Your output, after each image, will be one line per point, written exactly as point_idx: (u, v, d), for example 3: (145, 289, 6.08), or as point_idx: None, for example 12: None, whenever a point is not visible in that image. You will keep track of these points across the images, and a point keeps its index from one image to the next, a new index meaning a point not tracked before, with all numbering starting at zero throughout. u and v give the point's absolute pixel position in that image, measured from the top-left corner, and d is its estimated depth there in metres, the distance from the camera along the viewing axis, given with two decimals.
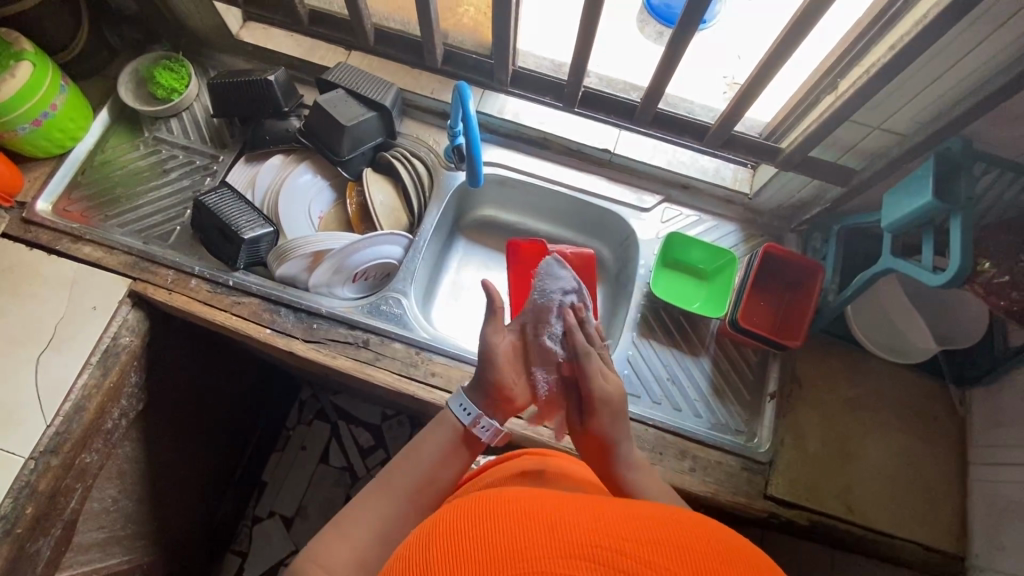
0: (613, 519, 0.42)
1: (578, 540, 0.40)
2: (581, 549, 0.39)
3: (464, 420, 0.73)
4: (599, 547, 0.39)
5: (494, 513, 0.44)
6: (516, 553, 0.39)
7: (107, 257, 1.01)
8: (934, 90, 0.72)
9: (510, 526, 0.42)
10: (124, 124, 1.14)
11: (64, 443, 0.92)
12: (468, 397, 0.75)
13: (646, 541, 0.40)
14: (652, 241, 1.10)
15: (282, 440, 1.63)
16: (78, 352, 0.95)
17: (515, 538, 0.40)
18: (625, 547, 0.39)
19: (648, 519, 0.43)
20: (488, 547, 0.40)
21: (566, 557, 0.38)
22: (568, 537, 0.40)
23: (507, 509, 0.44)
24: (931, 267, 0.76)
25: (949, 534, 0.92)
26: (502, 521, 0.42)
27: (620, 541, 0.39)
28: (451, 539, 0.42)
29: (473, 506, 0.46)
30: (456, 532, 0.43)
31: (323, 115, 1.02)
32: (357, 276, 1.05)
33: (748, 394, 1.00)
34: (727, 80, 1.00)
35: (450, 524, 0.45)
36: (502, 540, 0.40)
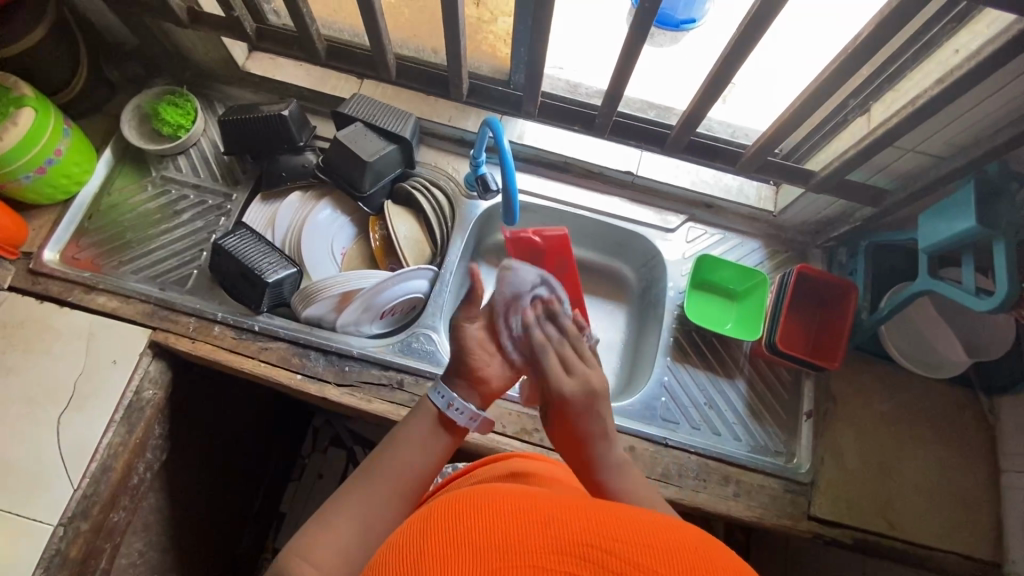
0: (607, 520, 0.42)
1: (570, 537, 0.40)
2: (575, 547, 0.39)
3: (439, 404, 0.72)
4: (592, 546, 0.39)
5: (488, 505, 0.44)
6: (509, 546, 0.39)
7: (123, 306, 0.97)
8: (975, 117, 0.72)
9: (506, 520, 0.41)
10: (129, 163, 1.10)
11: (93, 506, 0.89)
12: (443, 382, 0.74)
13: (639, 544, 0.40)
14: (679, 262, 1.09)
15: (298, 470, 1.58)
16: (101, 409, 0.91)
17: (508, 530, 0.40)
18: (616, 547, 0.39)
19: (640, 521, 0.43)
20: (483, 536, 0.40)
21: (559, 555, 0.39)
22: (563, 534, 0.40)
23: (504, 505, 0.44)
24: (974, 291, 0.77)
25: (990, 545, 0.93)
26: (497, 515, 0.42)
27: (613, 542, 0.40)
28: (443, 525, 0.42)
29: (469, 495, 0.46)
30: (449, 519, 0.43)
31: (343, 150, 0.99)
32: (385, 313, 1.03)
33: (784, 414, 1.01)
34: None
35: (443, 511, 0.45)
36: (497, 532, 0.40)
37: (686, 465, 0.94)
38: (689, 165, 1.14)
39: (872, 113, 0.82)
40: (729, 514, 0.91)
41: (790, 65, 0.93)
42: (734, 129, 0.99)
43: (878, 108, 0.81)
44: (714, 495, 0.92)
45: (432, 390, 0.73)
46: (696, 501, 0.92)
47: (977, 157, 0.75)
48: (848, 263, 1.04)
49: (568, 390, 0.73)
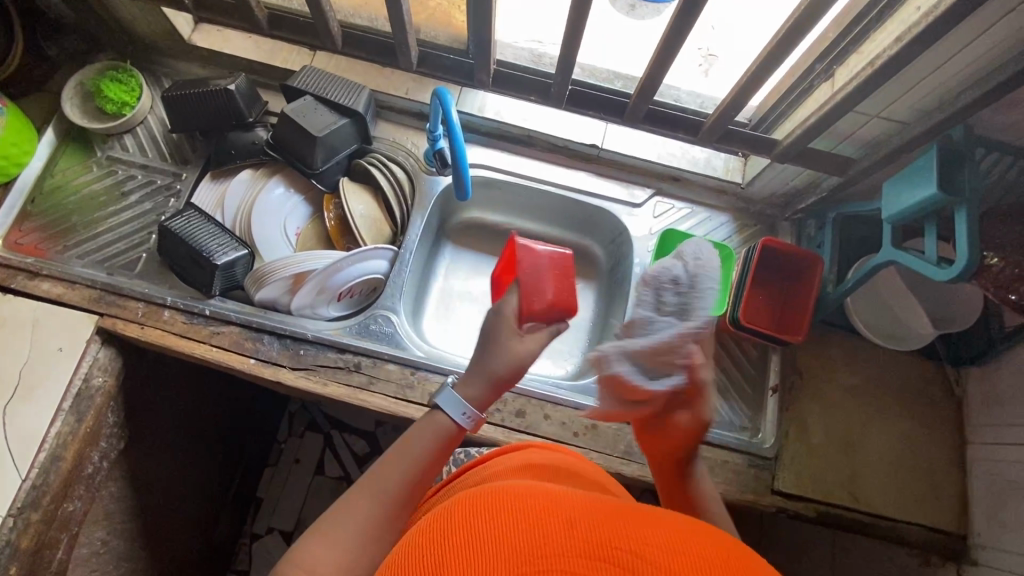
0: (631, 520, 0.42)
1: (595, 539, 0.39)
2: (603, 551, 0.38)
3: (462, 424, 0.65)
4: (620, 549, 0.38)
5: (506, 504, 0.43)
6: (534, 547, 0.38)
7: (68, 292, 0.94)
8: (936, 79, 0.69)
9: (532, 518, 0.41)
10: (73, 143, 1.05)
11: (43, 497, 0.87)
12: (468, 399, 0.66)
13: (667, 546, 0.39)
14: (645, 238, 1.07)
15: (274, 453, 1.57)
16: (48, 397, 0.89)
17: (533, 530, 0.40)
18: (646, 550, 0.38)
19: (663, 524, 0.43)
20: (504, 537, 0.39)
21: (584, 558, 0.38)
22: (586, 536, 0.39)
23: (526, 503, 0.43)
24: (936, 260, 0.75)
25: (952, 516, 0.93)
26: (520, 514, 0.41)
27: (639, 544, 0.39)
28: (466, 522, 0.42)
29: (491, 493, 0.46)
30: (476, 517, 0.42)
31: (292, 125, 0.95)
32: (343, 294, 1.00)
33: (750, 389, 1.00)
34: (701, 51, 0.90)
35: (466, 505, 0.44)
36: (523, 532, 0.40)
37: None
38: (656, 137, 1.10)
39: (835, 78, 0.79)
40: None
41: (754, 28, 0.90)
42: (701, 100, 0.95)
43: (841, 72, 0.78)
44: None
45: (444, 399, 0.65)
46: None
47: (940, 122, 0.72)
48: (817, 235, 1.01)
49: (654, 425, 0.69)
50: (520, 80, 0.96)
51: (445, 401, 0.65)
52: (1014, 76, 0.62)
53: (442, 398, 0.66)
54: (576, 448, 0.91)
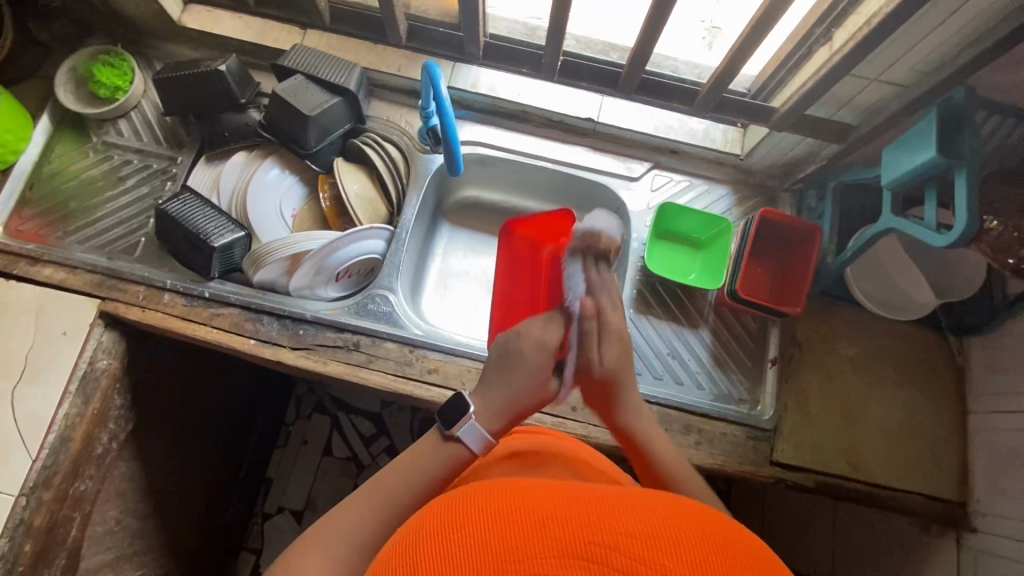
0: (605, 507, 0.40)
1: (568, 534, 0.37)
2: (577, 547, 0.36)
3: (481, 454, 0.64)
4: (593, 543, 0.36)
5: (480, 507, 0.42)
6: (505, 555, 0.37)
7: (70, 277, 0.95)
8: (933, 40, 0.68)
9: (501, 522, 0.39)
10: (69, 129, 1.05)
11: (54, 477, 0.89)
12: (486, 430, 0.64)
13: (641, 533, 0.37)
14: (643, 213, 1.06)
15: (282, 435, 1.59)
16: (54, 381, 0.90)
17: (504, 538, 0.38)
18: (620, 541, 0.36)
19: (640, 506, 0.41)
20: (476, 548, 0.38)
21: (557, 557, 0.36)
22: (560, 531, 0.37)
23: (501, 503, 0.41)
24: (935, 226, 0.73)
25: (952, 484, 0.93)
26: (492, 515, 0.40)
27: (614, 535, 0.37)
28: (436, 537, 0.40)
29: (462, 499, 0.44)
30: (446, 526, 0.41)
31: (284, 105, 0.94)
32: (340, 275, 1.01)
33: (749, 360, 1.00)
34: (705, 24, 0.86)
35: (439, 517, 0.42)
36: (491, 540, 0.38)
37: None
38: (654, 109, 1.09)
39: (833, 41, 0.78)
40: (692, 462, 0.91)
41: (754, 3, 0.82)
42: (696, 68, 0.94)
43: (840, 34, 0.76)
44: (676, 444, 0.92)
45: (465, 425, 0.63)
46: None
47: (940, 82, 0.70)
48: (817, 206, 1.00)
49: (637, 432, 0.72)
50: (512, 54, 0.94)
51: (467, 433, 0.63)
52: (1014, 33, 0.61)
53: (463, 428, 0.63)
54: (575, 423, 0.92)
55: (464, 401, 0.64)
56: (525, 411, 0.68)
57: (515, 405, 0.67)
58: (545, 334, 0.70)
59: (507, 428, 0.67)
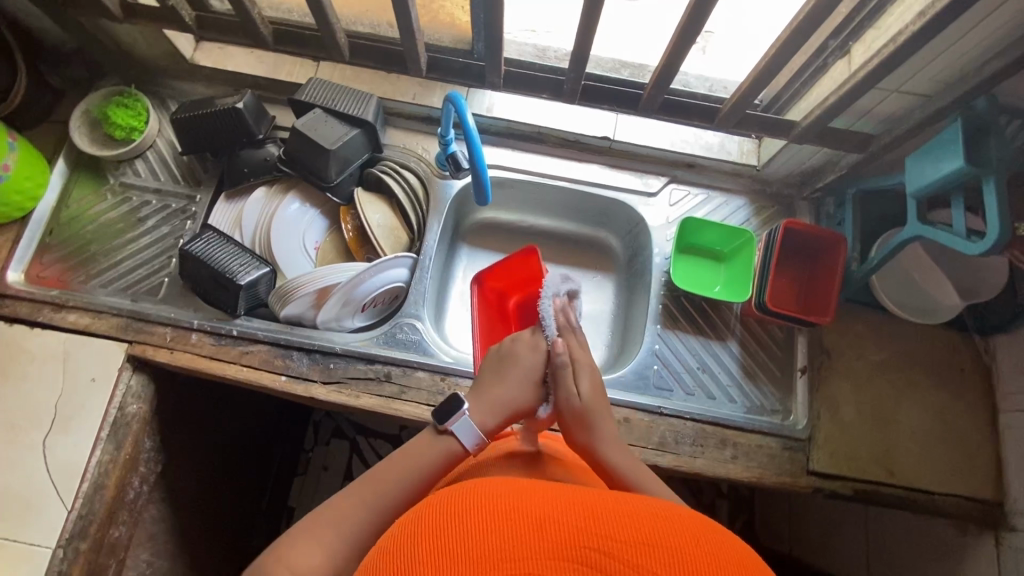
0: (603, 513, 0.41)
1: (565, 538, 0.39)
2: (571, 550, 0.38)
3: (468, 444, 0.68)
4: (589, 548, 0.38)
5: (481, 504, 0.43)
6: (504, 555, 0.38)
7: (95, 322, 0.94)
8: (956, 52, 0.69)
9: (503, 521, 0.40)
10: (85, 172, 1.05)
11: (90, 526, 0.88)
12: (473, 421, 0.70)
13: (636, 541, 0.39)
14: (664, 228, 1.06)
15: (303, 463, 1.58)
16: (86, 428, 0.89)
17: (503, 535, 0.39)
18: (616, 549, 0.38)
19: (639, 513, 0.42)
20: (477, 541, 0.39)
21: (554, 559, 0.38)
22: (559, 536, 0.39)
23: (502, 501, 0.43)
24: (966, 234, 0.74)
25: (988, 484, 0.94)
26: (492, 512, 0.41)
27: (611, 543, 0.38)
28: (437, 530, 0.41)
29: (464, 495, 0.45)
30: (446, 519, 0.42)
31: (304, 140, 0.94)
32: (366, 305, 1.00)
33: (779, 371, 1.00)
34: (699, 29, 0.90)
35: (441, 512, 0.43)
36: (488, 536, 0.39)
37: (683, 432, 0.93)
38: (668, 125, 1.09)
39: (852, 55, 0.79)
40: (729, 476, 0.91)
41: (767, 24, 0.83)
42: (713, 84, 0.94)
43: (858, 49, 0.77)
44: (712, 459, 0.92)
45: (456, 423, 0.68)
46: (695, 466, 0.91)
47: (965, 93, 0.71)
48: (836, 213, 1.01)
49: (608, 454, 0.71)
50: (530, 79, 0.94)
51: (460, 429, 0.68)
52: None
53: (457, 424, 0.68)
54: None
55: (459, 399, 0.69)
56: (513, 412, 0.74)
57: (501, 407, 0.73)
58: (535, 339, 0.80)
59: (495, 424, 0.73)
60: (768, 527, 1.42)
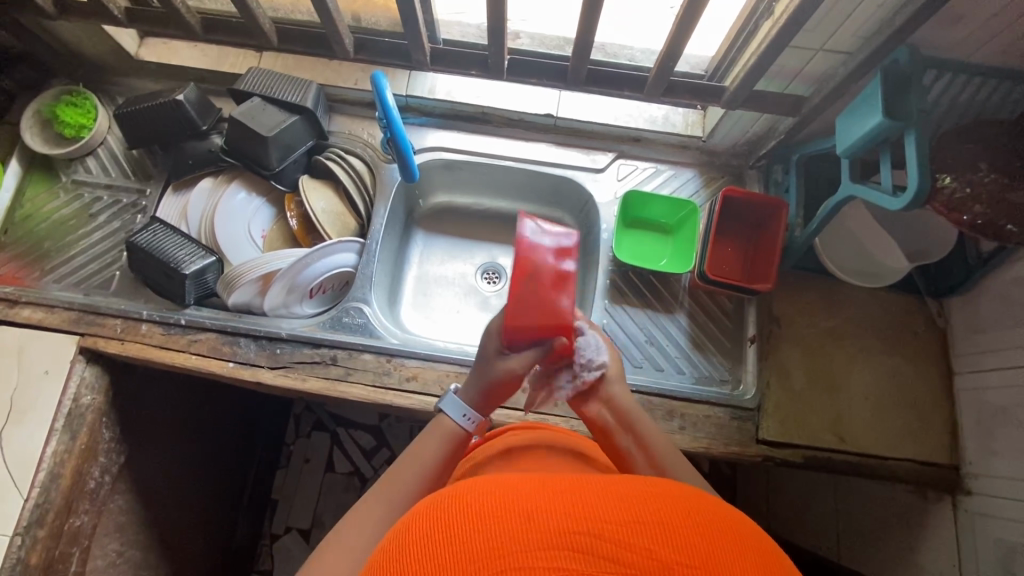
0: (591, 496, 0.38)
1: (551, 526, 0.35)
2: (559, 537, 0.35)
3: (465, 424, 0.67)
4: (580, 533, 0.35)
5: (460, 505, 0.39)
6: (491, 554, 0.34)
7: (48, 316, 0.96)
8: (867, 4, 0.68)
9: (487, 517, 0.37)
10: (38, 171, 1.07)
11: (47, 514, 0.90)
12: (464, 400, 0.69)
13: (628, 521, 0.36)
14: (611, 203, 1.06)
15: (284, 455, 1.60)
16: (40, 419, 0.91)
17: (488, 534, 0.36)
18: (607, 530, 0.35)
19: (626, 491, 0.39)
20: (462, 547, 0.36)
21: (543, 548, 0.34)
22: (545, 524, 0.35)
23: (481, 496, 0.39)
24: (892, 190, 0.73)
25: (943, 448, 0.92)
26: (475, 518, 0.37)
27: (600, 524, 0.35)
28: (420, 540, 0.38)
29: (444, 497, 0.41)
30: (427, 532, 0.38)
31: (242, 128, 0.95)
32: (314, 291, 1.01)
33: (728, 341, 1.00)
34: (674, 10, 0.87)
35: (424, 518, 0.40)
36: (471, 542, 0.36)
37: None
38: (613, 100, 1.09)
39: (773, 15, 0.78)
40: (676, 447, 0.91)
41: None
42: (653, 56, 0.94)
43: (779, 8, 0.76)
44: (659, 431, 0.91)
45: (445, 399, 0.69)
46: None
47: (881, 46, 0.70)
48: (783, 180, 1.00)
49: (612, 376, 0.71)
50: (461, 57, 0.93)
51: (448, 405, 0.69)
52: None
53: (445, 402, 0.69)
54: (558, 417, 0.92)
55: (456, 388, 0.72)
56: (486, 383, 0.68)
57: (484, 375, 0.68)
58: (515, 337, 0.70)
59: (491, 404, 0.70)
60: (747, 503, 1.41)
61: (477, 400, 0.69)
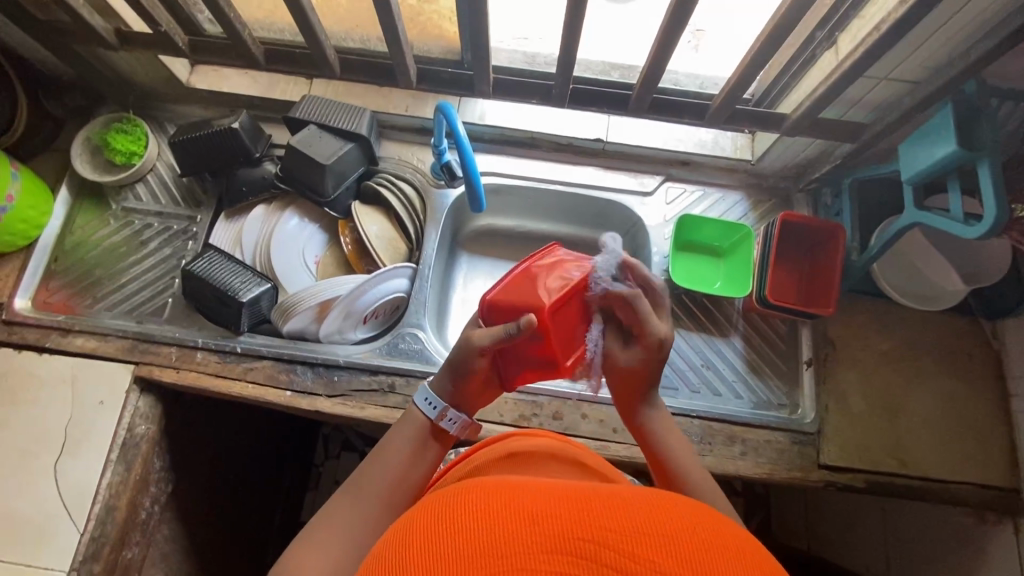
0: (597, 502, 0.34)
1: (552, 531, 0.32)
2: (559, 543, 0.31)
3: (430, 415, 0.67)
4: (581, 540, 0.31)
5: (457, 504, 0.36)
6: (492, 552, 0.31)
7: (102, 345, 0.95)
8: (941, 37, 0.69)
9: (488, 516, 0.33)
10: (88, 198, 1.07)
11: (102, 547, 0.88)
12: (434, 390, 0.69)
13: (635, 529, 0.32)
14: (661, 226, 1.06)
15: (314, 478, 1.56)
16: (97, 451, 0.90)
17: (483, 535, 0.32)
18: (613, 539, 0.31)
19: (641, 499, 0.36)
20: (458, 545, 0.32)
21: (546, 553, 0.31)
22: (545, 530, 0.32)
23: (479, 496, 0.36)
24: (963, 218, 0.73)
25: (1003, 470, 0.92)
26: (471, 518, 0.34)
27: (604, 531, 0.32)
28: (421, 532, 0.34)
29: (441, 497, 0.38)
30: (417, 532, 0.35)
31: (299, 156, 0.95)
32: (368, 317, 1.01)
33: (784, 365, 1.00)
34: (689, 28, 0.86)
35: (427, 509, 0.37)
36: (463, 543, 0.32)
37: (690, 430, 0.92)
38: (660, 124, 1.10)
39: (838, 45, 0.79)
40: (738, 473, 0.90)
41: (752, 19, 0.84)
42: (701, 81, 0.94)
43: (845, 38, 0.78)
44: (721, 457, 0.91)
45: (421, 397, 0.68)
46: (703, 465, 0.90)
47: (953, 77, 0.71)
48: (834, 203, 1.01)
49: (625, 364, 0.69)
50: (518, 86, 0.94)
51: (420, 398, 0.69)
52: None
53: (417, 393, 0.70)
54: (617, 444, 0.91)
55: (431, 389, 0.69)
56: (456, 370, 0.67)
57: (456, 372, 0.67)
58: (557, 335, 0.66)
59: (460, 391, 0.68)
60: (786, 524, 1.39)
61: (447, 389, 0.68)
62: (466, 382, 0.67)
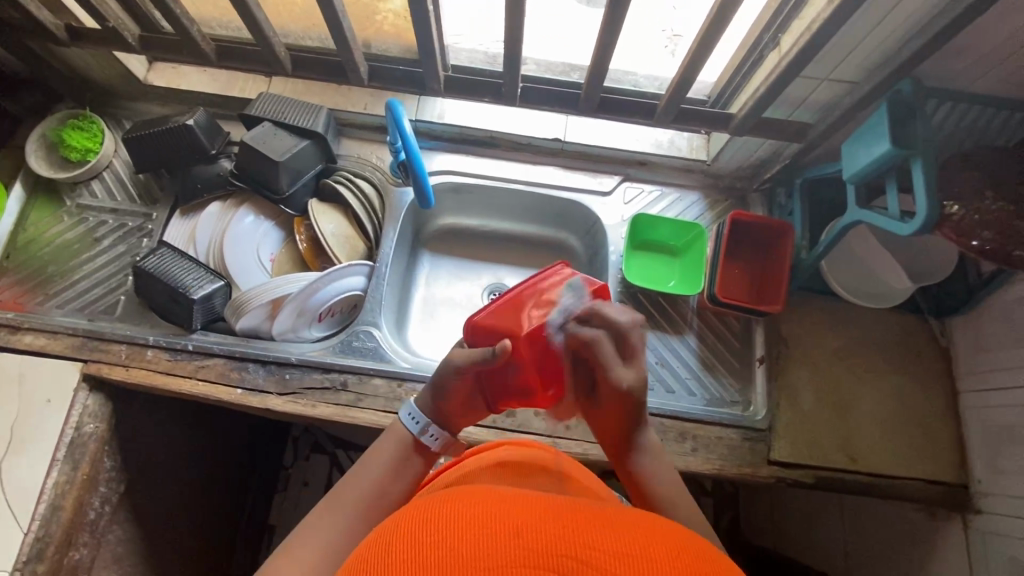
0: (585, 523, 0.35)
1: (539, 545, 0.32)
2: (544, 559, 0.32)
3: (413, 429, 0.68)
4: (565, 557, 0.32)
5: (448, 510, 0.36)
6: (476, 562, 0.31)
7: (50, 342, 0.95)
8: (874, 39, 0.71)
9: (477, 527, 0.34)
10: (42, 194, 1.06)
11: (47, 548, 0.87)
12: (418, 405, 0.70)
13: (620, 552, 0.33)
14: (618, 225, 1.07)
15: (282, 480, 1.54)
16: (43, 449, 0.89)
17: (470, 542, 0.33)
18: (599, 561, 0.32)
19: (627, 524, 0.36)
20: (444, 549, 0.33)
21: (528, 567, 0.31)
22: (532, 544, 0.32)
23: (468, 506, 0.36)
24: (898, 215, 0.75)
25: (951, 466, 0.93)
26: (458, 524, 0.34)
27: (591, 551, 0.32)
28: (407, 534, 0.35)
29: (429, 503, 0.38)
30: (406, 532, 0.35)
31: (253, 153, 0.95)
32: (323, 315, 1.00)
33: (737, 362, 1.00)
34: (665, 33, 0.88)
35: (416, 514, 0.37)
36: (449, 547, 0.33)
37: None
38: (618, 124, 1.11)
39: (780, 45, 0.80)
40: (688, 470, 0.90)
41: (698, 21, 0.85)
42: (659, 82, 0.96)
43: (786, 39, 0.79)
44: (672, 454, 0.91)
45: (405, 411, 0.70)
46: None
47: (887, 77, 0.72)
48: (786, 203, 1.02)
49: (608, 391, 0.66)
50: (472, 85, 0.95)
51: (408, 412, 0.69)
52: (951, 24, 0.62)
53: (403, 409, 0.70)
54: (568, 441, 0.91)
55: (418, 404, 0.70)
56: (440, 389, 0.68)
57: (438, 389, 0.68)
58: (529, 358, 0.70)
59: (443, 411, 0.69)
60: (755, 523, 1.39)
61: (430, 406, 0.69)
62: (447, 400, 0.69)
